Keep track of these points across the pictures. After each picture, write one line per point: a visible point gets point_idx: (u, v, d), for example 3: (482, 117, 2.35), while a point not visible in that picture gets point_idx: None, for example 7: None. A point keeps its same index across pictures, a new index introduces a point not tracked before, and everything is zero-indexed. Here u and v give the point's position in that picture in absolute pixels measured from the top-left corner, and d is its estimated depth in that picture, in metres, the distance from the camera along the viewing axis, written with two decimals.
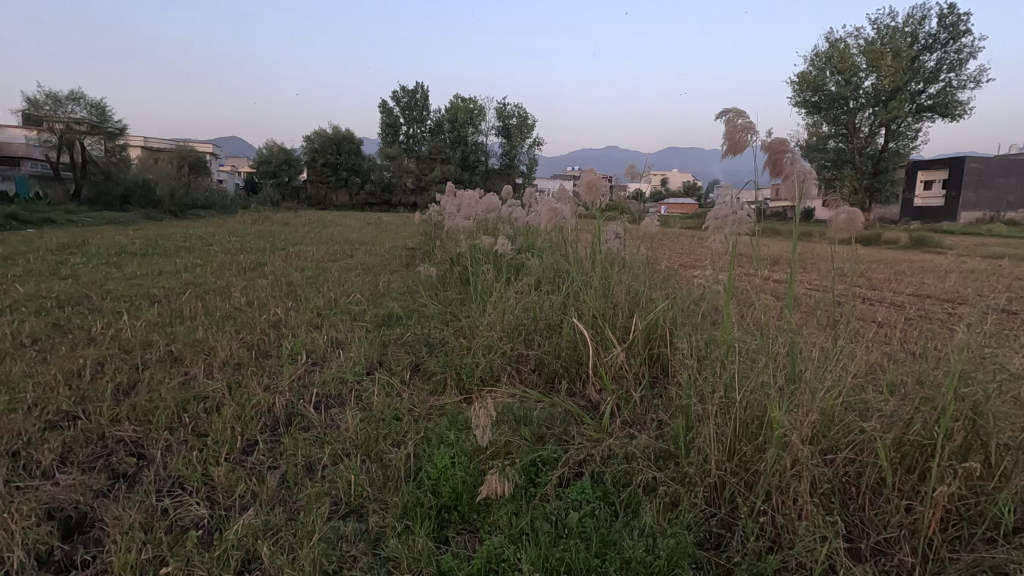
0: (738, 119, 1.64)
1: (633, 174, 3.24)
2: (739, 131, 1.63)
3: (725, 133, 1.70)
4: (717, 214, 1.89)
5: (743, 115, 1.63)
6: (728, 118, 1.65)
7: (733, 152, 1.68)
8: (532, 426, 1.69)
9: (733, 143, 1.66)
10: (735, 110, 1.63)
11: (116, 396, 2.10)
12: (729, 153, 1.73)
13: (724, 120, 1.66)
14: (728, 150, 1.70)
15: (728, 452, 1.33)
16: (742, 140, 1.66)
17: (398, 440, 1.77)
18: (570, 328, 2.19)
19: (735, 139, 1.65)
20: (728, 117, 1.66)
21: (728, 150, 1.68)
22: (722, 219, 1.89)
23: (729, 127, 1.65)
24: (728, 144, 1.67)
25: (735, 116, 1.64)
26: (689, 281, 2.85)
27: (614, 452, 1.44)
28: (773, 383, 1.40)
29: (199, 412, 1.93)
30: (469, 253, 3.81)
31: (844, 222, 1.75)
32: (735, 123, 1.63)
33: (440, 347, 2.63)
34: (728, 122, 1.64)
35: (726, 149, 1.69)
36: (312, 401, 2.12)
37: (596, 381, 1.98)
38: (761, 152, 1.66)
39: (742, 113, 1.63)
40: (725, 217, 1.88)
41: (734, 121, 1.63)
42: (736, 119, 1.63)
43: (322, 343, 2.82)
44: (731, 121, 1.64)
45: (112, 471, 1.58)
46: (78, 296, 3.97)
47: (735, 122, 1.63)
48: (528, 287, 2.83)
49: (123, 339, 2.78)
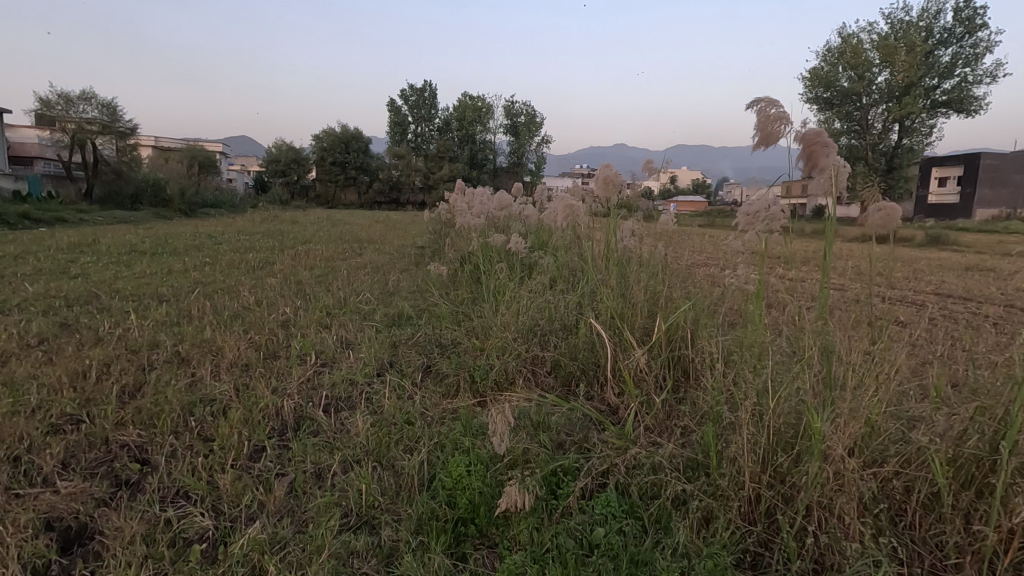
0: (771, 108, 1.52)
1: (650, 170, 3.14)
2: (773, 122, 1.52)
3: (755, 125, 1.58)
4: (746, 209, 1.76)
5: (777, 104, 1.51)
6: (760, 108, 1.54)
7: (764, 143, 1.57)
8: (550, 432, 1.62)
9: (765, 135, 1.55)
10: (768, 99, 1.52)
11: (123, 398, 2.05)
12: (759, 145, 1.62)
13: (755, 109, 1.55)
14: (758, 141, 1.59)
15: (762, 463, 1.26)
16: (774, 131, 1.55)
17: (411, 446, 1.70)
18: (589, 330, 2.12)
19: (768, 131, 1.53)
20: (758, 106, 1.55)
21: (759, 141, 1.57)
22: (753, 214, 1.76)
23: (760, 116, 1.54)
24: (760, 136, 1.56)
25: (768, 104, 1.53)
26: (708, 280, 2.76)
27: (639, 462, 1.36)
28: (810, 391, 1.32)
29: (205, 416, 1.87)
30: (481, 252, 3.74)
31: (882, 219, 1.64)
32: (768, 112, 1.52)
33: (452, 348, 2.57)
34: (760, 112, 1.53)
35: (756, 141, 1.58)
36: (321, 404, 2.06)
37: (615, 385, 1.90)
38: (795, 144, 1.56)
39: (774, 102, 1.52)
40: (755, 213, 1.75)
41: (766, 110, 1.52)
42: (768, 108, 1.52)
43: (332, 343, 2.77)
44: (762, 111, 1.53)
45: (115, 478, 1.53)
46: (88, 295, 3.95)
47: (768, 112, 1.51)
48: (542, 286, 2.75)
49: (130, 339, 2.74)
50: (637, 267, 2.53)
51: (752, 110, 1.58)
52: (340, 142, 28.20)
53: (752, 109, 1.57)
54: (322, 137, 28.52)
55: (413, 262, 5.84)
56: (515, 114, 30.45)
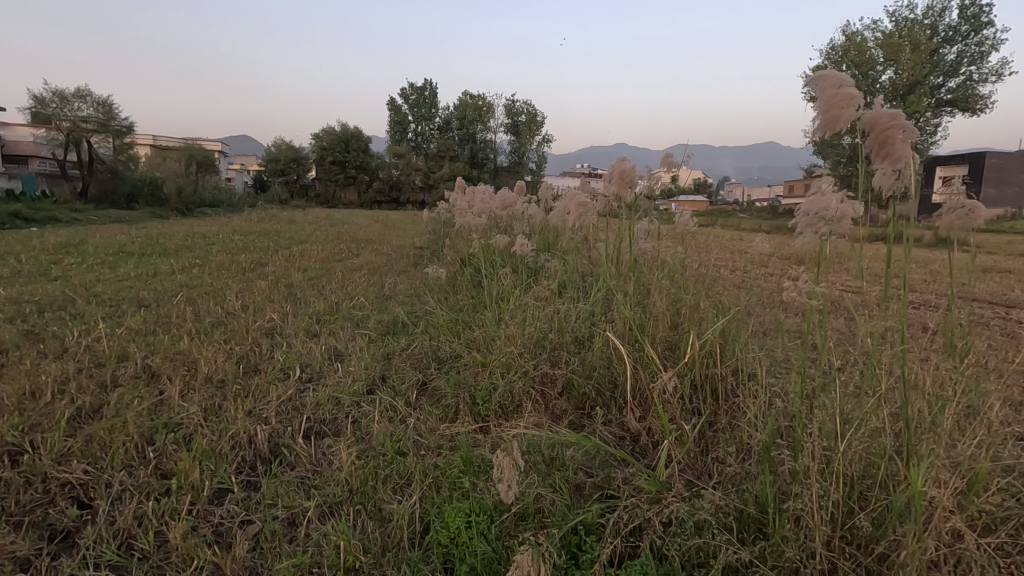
0: (836, 85, 1.24)
1: (670, 165, 2.75)
2: (841, 102, 1.22)
3: (817, 107, 1.27)
4: (808, 207, 1.32)
5: (846, 80, 1.23)
6: (824, 85, 1.25)
7: (825, 129, 1.27)
8: (565, 471, 1.39)
9: (829, 119, 1.25)
10: (833, 75, 1.24)
11: (76, 422, 1.80)
12: (816, 133, 1.32)
13: (817, 88, 1.27)
14: (817, 125, 1.29)
15: (832, 522, 1.03)
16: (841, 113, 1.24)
17: (403, 484, 1.47)
18: (606, 345, 1.88)
19: (833, 114, 1.24)
20: (820, 83, 1.27)
21: (819, 125, 1.27)
22: (822, 214, 1.30)
23: (822, 94, 1.25)
24: (824, 119, 1.25)
25: (832, 79, 1.24)
26: (733, 287, 2.51)
27: (678, 518, 1.12)
28: (888, 435, 1.09)
29: (167, 446, 1.63)
30: (483, 254, 3.48)
31: (961, 218, 1.41)
32: (832, 89, 1.23)
33: (451, 363, 2.31)
34: (824, 89, 1.24)
35: (816, 126, 1.28)
36: (302, 429, 1.81)
37: (635, 409, 1.68)
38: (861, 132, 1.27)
39: (841, 79, 1.24)
40: (818, 212, 1.31)
41: (833, 87, 1.23)
42: (835, 85, 1.23)
43: (319, 355, 2.52)
44: (827, 89, 1.24)
45: (48, 530, 1.29)
46: (63, 299, 3.71)
47: (833, 89, 1.22)
48: (550, 293, 2.49)
49: (96, 351, 2.49)
50: (657, 273, 2.27)
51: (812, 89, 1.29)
52: (339, 141, 27.96)
53: (813, 88, 1.28)
54: (321, 135, 28.26)
55: (411, 263, 5.59)
56: (515, 113, 30.15)
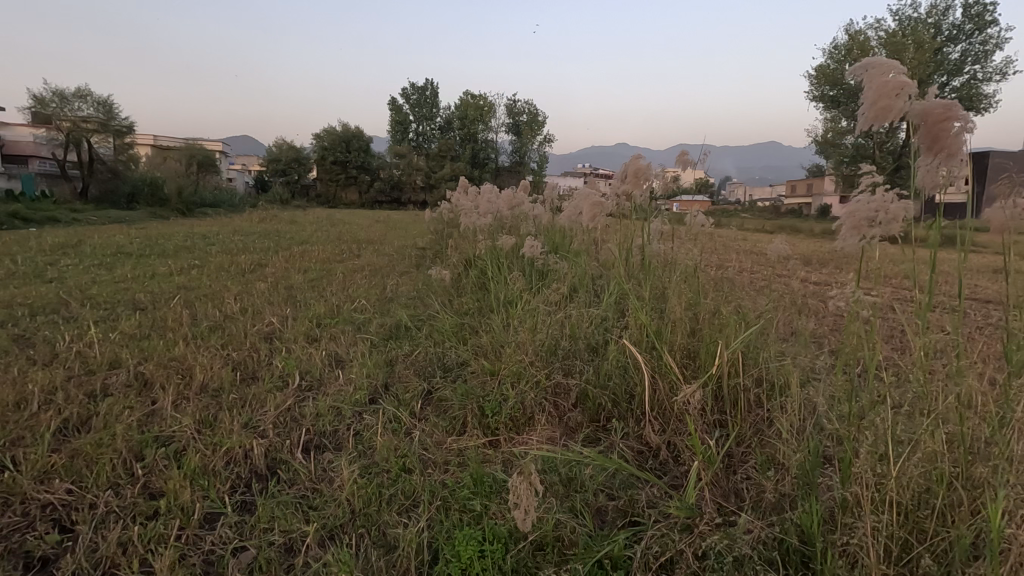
0: (883, 74, 1.15)
1: (685, 162, 2.66)
2: (889, 92, 1.13)
3: (865, 98, 1.18)
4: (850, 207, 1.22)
5: (896, 68, 1.13)
6: (872, 75, 1.16)
7: (873, 122, 1.18)
8: (584, 493, 1.29)
9: (877, 111, 1.16)
10: (880, 63, 1.15)
11: (62, 436, 1.70)
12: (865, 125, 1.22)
13: (865, 77, 1.18)
14: (863, 116, 1.20)
15: (886, 557, 0.93)
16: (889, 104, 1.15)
17: (409, 505, 1.37)
18: (622, 354, 1.79)
19: (880, 105, 1.14)
20: (869, 72, 1.17)
21: (866, 118, 1.18)
22: (868, 215, 1.16)
23: (869, 84, 1.16)
24: (869, 110, 1.16)
25: (880, 67, 1.15)
26: (750, 291, 2.41)
27: (714, 550, 1.02)
28: (947, 460, 0.99)
29: (157, 462, 1.53)
30: (488, 256, 3.37)
31: (1014, 218, 1.31)
32: (879, 78, 1.14)
33: (458, 371, 2.20)
34: (870, 79, 1.15)
35: (863, 119, 1.19)
36: (301, 442, 1.71)
37: (654, 422, 1.60)
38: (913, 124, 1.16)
39: (891, 67, 1.14)
40: (862, 213, 1.18)
41: (881, 76, 1.14)
42: (883, 74, 1.14)
43: (319, 361, 2.41)
44: (875, 78, 1.15)
45: (24, 559, 1.19)
46: (57, 302, 3.60)
47: (880, 77, 1.14)
48: (560, 297, 2.39)
49: (87, 357, 2.39)
50: (673, 276, 2.16)
51: (861, 79, 1.20)
52: (340, 141, 27.88)
53: (861, 78, 1.19)
54: (322, 135, 28.15)
55: (413, 264, 5.49)
56: (516, 113, 30.00)
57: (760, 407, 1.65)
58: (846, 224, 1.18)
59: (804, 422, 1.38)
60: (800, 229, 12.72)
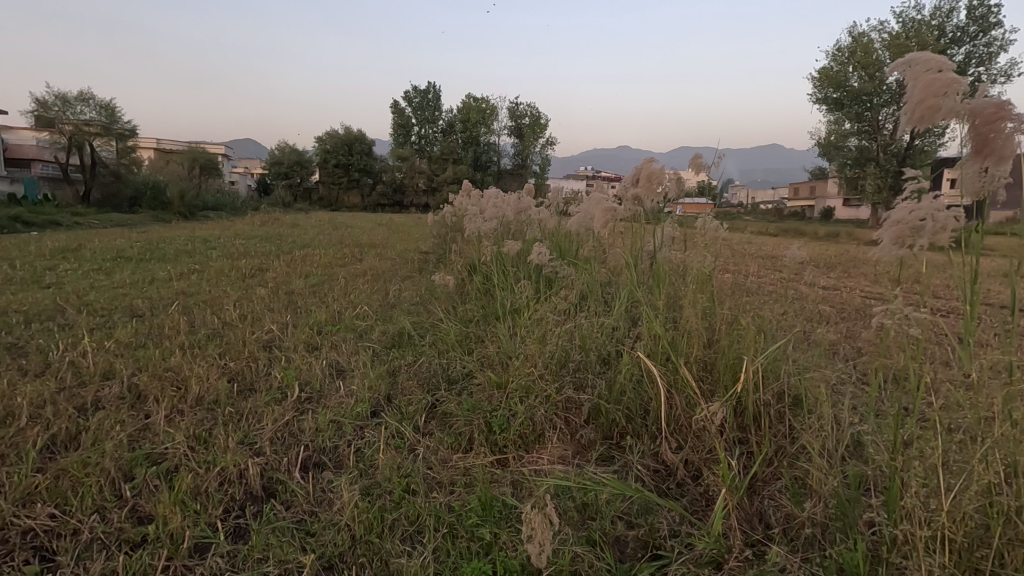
0: (930, 70, 1.06)
1: (698, 166, 2.50)
2: (937, 90, 1.05)
3: (910, 95, 1.10)
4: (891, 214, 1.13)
5: (944, 63, 1.05)
6: (918, 70, 1.08)
7: (919, 121, 1.10)
8: (600, 521, 1.21)
9: (923, 110, 1.08)
10: (926, 58, 1.06)
11: (49, 453, 1.62)
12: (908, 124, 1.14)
13: (910, 73, 1.09)
14: (906, 116, 1.12)
15: None
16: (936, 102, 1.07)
17: (413, 532, 1.29)
18: (636, 367, 1.70)
19: (927, 103, 1.06)
20: (914, 68, 1.09)
21: (910, 117, 1.10)
22: (914, 224, 1.08)
23: (914, 80, 1.08)
24: (914, 109, 1.08)
25: (927, 63, 1.07)
26: (766, 300, 2.32)
27: None
28: (1006, 495, 0.90)
29: (147, 484, 1.45)
30: (494, 261, 3.29)
31: None
32: (926, 75, 1.06)
33: (464, 383, 2.12)
34: (916, 74, 1.07)
35: (908, 117, 1.11)
36: (300, 460, 1.63)
37: (672, 440, 1.52)
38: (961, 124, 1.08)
39: (940, 62, 1.06)
40: (905, 222, 1.09)
41: (928, 71, 1.05)
42: (929, 70, 1.06)
43: (320, 371, 2.33)
44: (921, 74, 1.07)
45: None
46: (53, 308, 3.54)
47: (927, 74, 1.06)
48: (569, 306, 2.30)
49: (79, 368, 2.31)
50: (687, 283, 2.07)
51: (906, 74, 1.12)
52: (342, 145, 27.86)
53: (905, 74, 1.11)
54: (324, 137, 28.14)
55: (417, 268, 5.41)
56: (517, 115, 29.92)
57: (783, 423, 1.56)
58: (888, 234, 1.10)
59: (835, 443, 1.30)
60: (805, 231, 12.62)
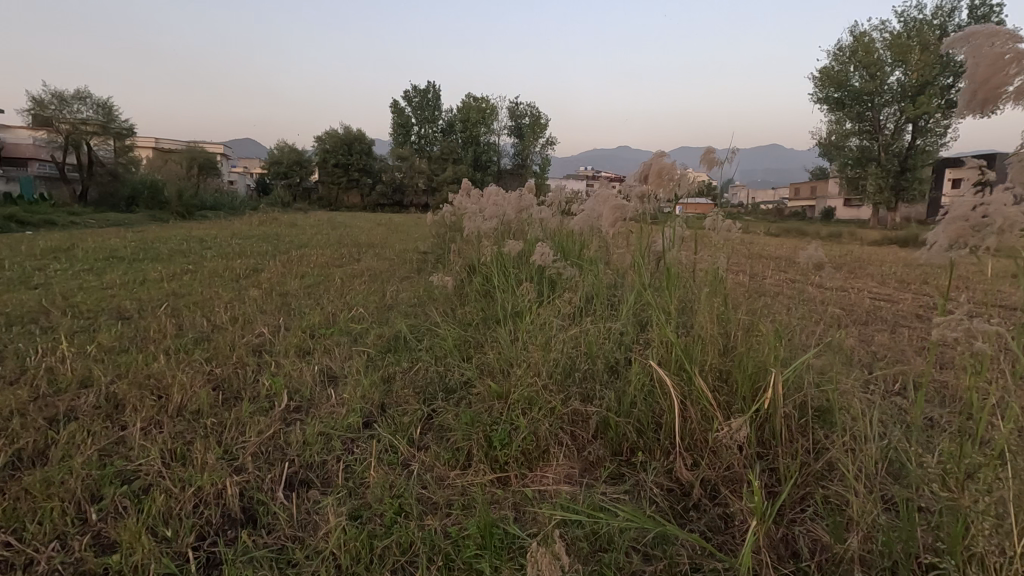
0: (996, 44, 0.96)
1: (710, 162, 2.37)
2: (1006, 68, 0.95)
3: (974, 71, 1.00)
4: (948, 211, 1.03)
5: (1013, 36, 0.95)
6: (981, 45, 0.98)
7: (983, 102, 1.01)
8: (612, 554, 1.09)
9: (989, 89, 0.98)
10: (991, 32, 0.96)
11: (13, 470, 1.50)
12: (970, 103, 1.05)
13: (972, 48, 1.00)
14: (967, 96, 1.03)
15: None
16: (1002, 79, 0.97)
17: (404, 562, 1.16)
18: (647, 376, 1.58)
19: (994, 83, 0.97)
20: (977, 42, 0.99)
21: (973, 97, 1.01)
22: (975, 221, 0.99)
23: (978, 57, 0.98)
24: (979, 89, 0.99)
25: (992, 37, 0.97)
26: (781, 304, 2.20)
27: None
28: None
29: (115, 506, 1.33)
30: (494, 262, 3.16)
31: None
32: (992, 51, 0.96)
33: (462, 392, 2.00)
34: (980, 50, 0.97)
35: (971, 97, 1.02)
36: (284, 476, 1.51)
37: (688, 457, 1.39)
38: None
39: (1007, 35, 0.96)
40: (966, 219, 1.01)
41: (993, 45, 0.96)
42: (995, 45, 0.96)
43: (311, 378, 2.21)
44: (986, 49, 0.97)
45: None
46: (37, 310, 3.41)
47: (992, 50, 0.96)
48: (574, 310, 2.18)
49: (56, 374, 2.18)
50: (700, 286, 1.95)
51: (967, 49, 1.02)
52: (341, 144, 27.74)
53: (967, 49, 1.01)
54: (322, 137, 28.01)
55: (414, 269, 5.29)
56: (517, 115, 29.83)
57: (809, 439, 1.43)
58: (944, 233, 1.01)
59: (872, 464, 1.17)
60: (807, 232, 12.54)
